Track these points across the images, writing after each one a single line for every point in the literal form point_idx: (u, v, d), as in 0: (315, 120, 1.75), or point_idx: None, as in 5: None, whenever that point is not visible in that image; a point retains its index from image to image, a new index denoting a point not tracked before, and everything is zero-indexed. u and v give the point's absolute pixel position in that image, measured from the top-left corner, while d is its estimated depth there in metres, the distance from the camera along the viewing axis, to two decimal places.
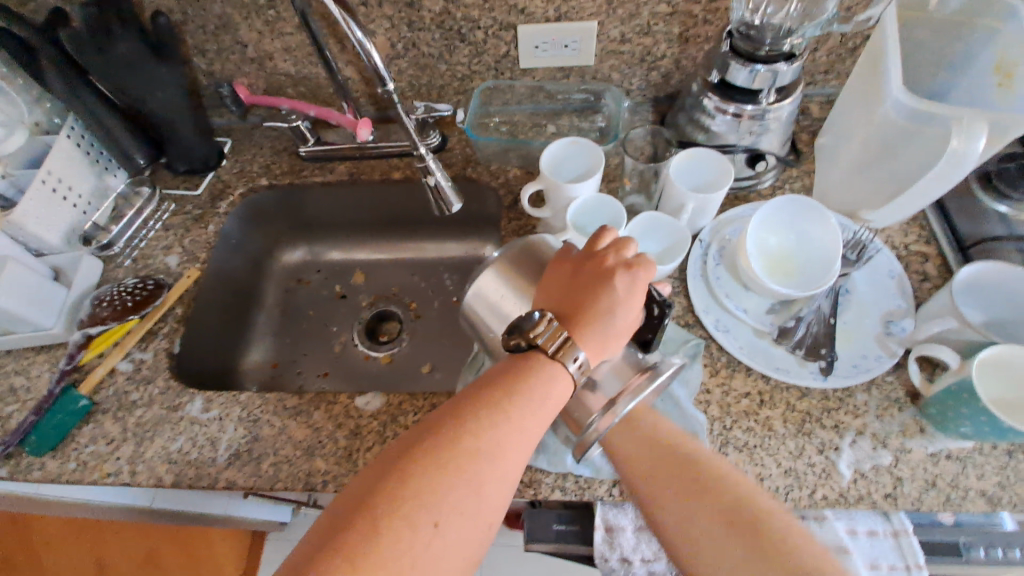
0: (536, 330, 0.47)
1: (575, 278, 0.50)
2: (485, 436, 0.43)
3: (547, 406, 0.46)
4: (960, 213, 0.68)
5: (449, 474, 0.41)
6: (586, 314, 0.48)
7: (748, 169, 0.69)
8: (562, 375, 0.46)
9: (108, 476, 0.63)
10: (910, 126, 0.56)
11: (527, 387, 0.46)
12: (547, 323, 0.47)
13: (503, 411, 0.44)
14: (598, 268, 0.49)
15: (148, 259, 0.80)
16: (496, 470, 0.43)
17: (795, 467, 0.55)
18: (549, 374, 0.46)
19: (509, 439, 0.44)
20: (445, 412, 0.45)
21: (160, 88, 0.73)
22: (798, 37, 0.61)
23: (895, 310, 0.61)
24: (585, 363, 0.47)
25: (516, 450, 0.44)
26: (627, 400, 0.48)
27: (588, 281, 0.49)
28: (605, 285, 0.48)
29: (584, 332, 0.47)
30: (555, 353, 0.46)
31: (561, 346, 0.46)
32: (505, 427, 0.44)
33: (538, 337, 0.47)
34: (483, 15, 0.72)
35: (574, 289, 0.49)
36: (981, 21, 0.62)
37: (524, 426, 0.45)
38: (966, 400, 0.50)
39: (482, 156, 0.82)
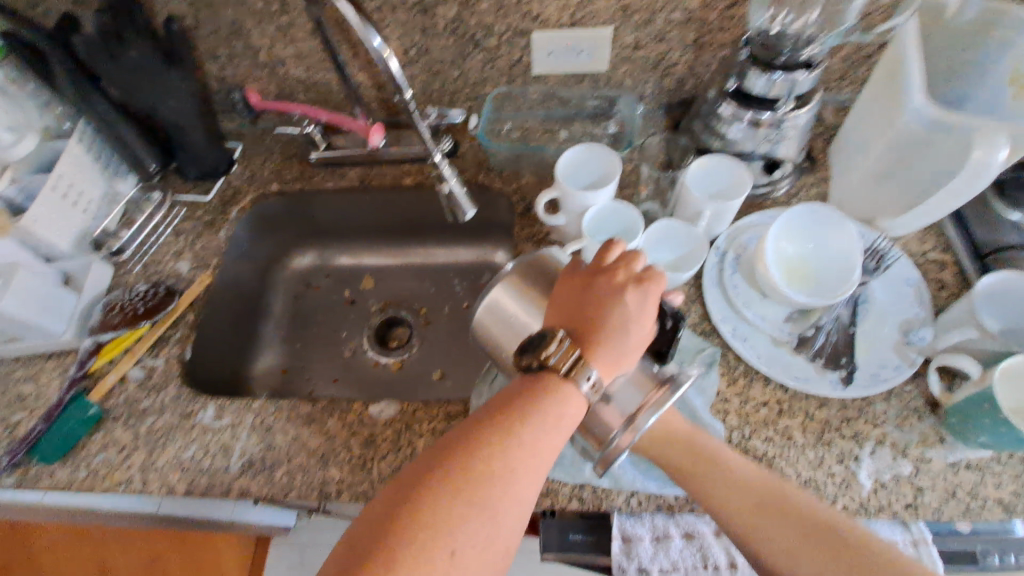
0: (549, 350, 0.46)
1: (585, 294, 0.49)
2: (497, 461, 0.43)
3: (558, 426, 0.45)
4: (977, 221, 0.68)
5: (461, 501, 0.41)
6: (599, 332, 0.47)
7: (764, 176, 0.70)
8: (574, 396, 0.46)
9: (120, 484, 0.62)
10: (931, 136, 0.56)
11: (538, 405, 0.45)
12: (558, 343, 0.46)
13: (513, 432, 0.44)
14: (607, 285, 0.49)
15: (159, 265, 0.79)
16: (511, 494, 0.42)
17: (814, 477, 0.55)
18: (563, 393, 0.45)
19: (521, 461, 0.43)
20: (459, 436, 0.44)
21: (172, 94, 0.73)
22: (818, 47, 0.60)
23: (913, 319, 0.61)
24: (597, 381, 0.46)
25: (529, 472, 0.44)
26: (646, 415, 0.47)
27: (597, 298, 0.49)
28: (615, 302, 0.48)
29: (595, 349, 0.47)
30: (569, 372, 0.46)
31: (573, 365, 0.46)
32: (518, 450, 0.44)
33: (550, 356, 0.46)
34: (497, 22, 0.72)
35: (584, 306, 0.49)
36: (998, 29, 0.62)
37: (537, 447, 0.44)
38: (988, 411, 0.50)
39: (495, 162, 0.82)
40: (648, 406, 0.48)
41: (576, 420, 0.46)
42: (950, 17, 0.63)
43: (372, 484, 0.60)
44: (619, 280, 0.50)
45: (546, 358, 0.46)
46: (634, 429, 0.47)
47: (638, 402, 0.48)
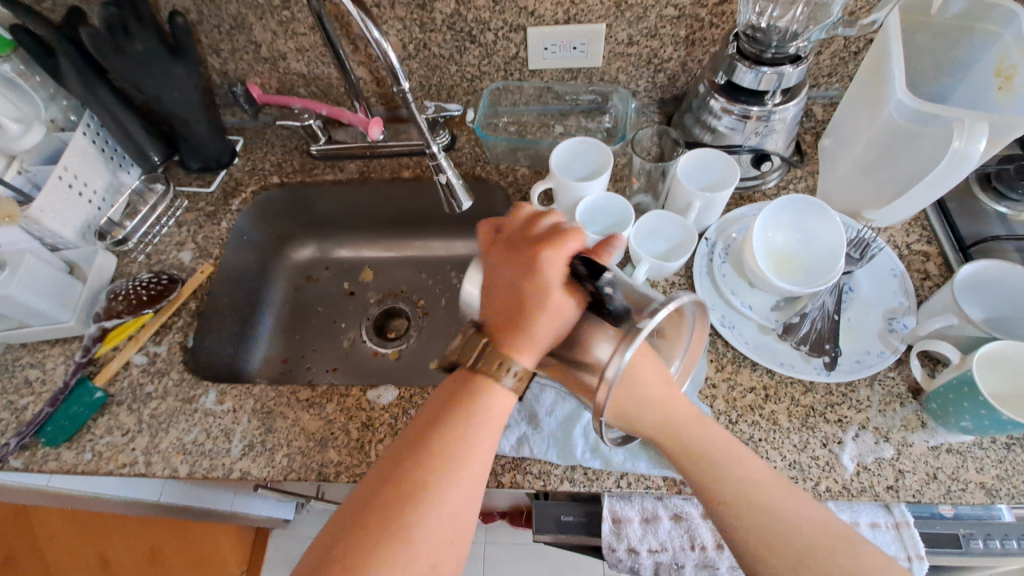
0: (457, 347, 0.50)
1: (504, 267, 0.50)
2: (429, 467, 0.45)
3: (485, 425, 0.47)
4: (961, 213, 0.70)
5: (402, 507, 0.43)
6: (513, 311, 0.47)
7: (753, 169, 0.71)
8: (500, 390, 0.47)
9: (124, 466, 0.64)
10: (913, 128, 0.57)
11: (464, 407, 0.47)
12: (471, 338, 0.49)
13: (440, 438, 0.46)
14: (522, 260, 0.49)
15: (161, 254, 0.81)
16: (460, 485, 0.45)
17: (799, 460, 0.56)
18: (484, 389, 0.47)
19: (456, 464, 0.45)
20: (411, 437, 0.47)
21: (175, 86, 0.75)
22: (804, 40, 0.62)
23: (897, 308, 0.62)
24: (521, 370, 0.47)
25: (467, 474, 0.45)
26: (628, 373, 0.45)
27: (513, 272, 0.49)
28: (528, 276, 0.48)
29: (509, 330, 0.47)
30: (479, 363, 0.48)
31: (484, 354, 0.48)
32: (448, 454, 0.45)
33: (460, 354, 0.49)
34: (494, 17, 0.73)
35: (502, 285, 0.49)
36: (981, 25, 0.64)
37: (469, 448, 0.46)
38: (966, 394, 0.51)
39: (491, 156, 0.83)
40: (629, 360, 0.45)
41: (506, 411, 0.48)
42: (934, 13, 0.65)
43: (369, 466, 0.61)
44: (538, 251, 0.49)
45: (458, 356, 0.49)
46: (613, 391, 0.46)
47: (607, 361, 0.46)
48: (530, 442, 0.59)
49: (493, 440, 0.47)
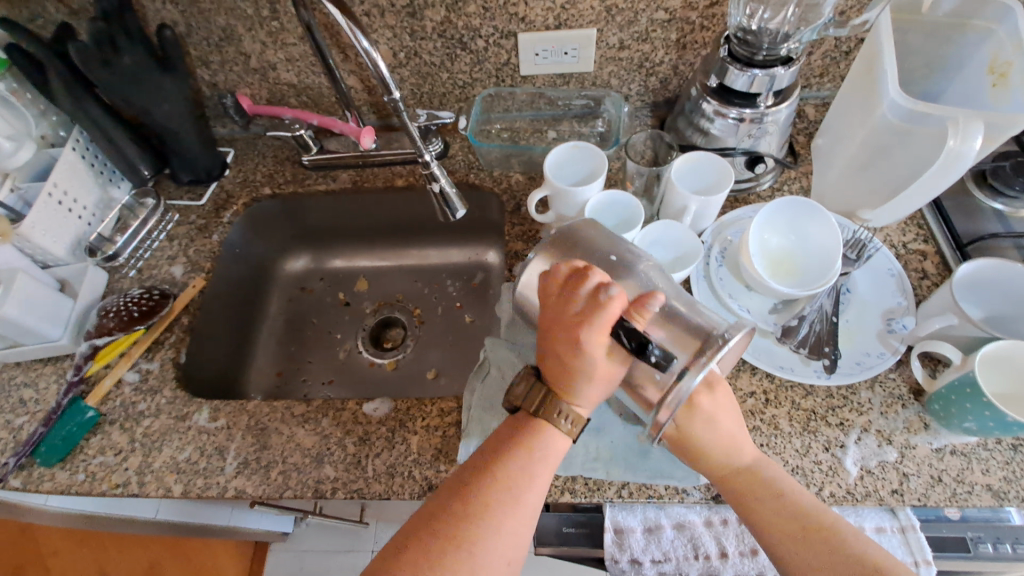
0: (518, 391, 0.50)
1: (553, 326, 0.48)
2: (485, 499, 0.45)
3: (544, 467, 0.48)
4: (958, 211, 0.69)
5: (460, 531, 0.43)
6: (563, 373, 0.47)
7: (747, 171, 0.70)
8: (554, 432, 0.49)
9: (117, 487, 0.63)
10: (907, 127, 0.57)
11: (527, 445, 0.48)
12: (529, 385, 0.50)
13: (499, 473, 0.47)
14: (573, 337, 0.46)
15: (153, 269, 0.80)
16: (524, 512, 0.46)
17: (802, 465, 0.56)
18: (541, 432, 0.49)
19: (513, 498, 0.46)
20: (478, 461, 0.48)
21: (165, 100, 0.74)
22: (795, 42, 0.62)
23: (895, 308, 0.62)
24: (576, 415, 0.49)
25: (522, 509, 0.46)
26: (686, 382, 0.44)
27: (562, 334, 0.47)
28: (568, 341, 0.46)
29: (565, 386, 0.48)
30: (537, 410, 0.49)
31: (542, 403, 0.49)
32: (508, 490, 0.46)
33: (519, 399, 0.50)
34: (484, 24, 0.73)
35: (547, 342, 0.48)
36: (974, 23, 0.64)
37: (525, 484, 0.46)
38: (969, 395, 0.51)
39: (485, 163, 0.83)
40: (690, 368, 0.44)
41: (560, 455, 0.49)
42: (925, 11, 0.64)
43: (366, 481, 0.60)
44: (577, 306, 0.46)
45: (518, 400, 0.50)
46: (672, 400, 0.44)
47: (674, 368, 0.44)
48: None
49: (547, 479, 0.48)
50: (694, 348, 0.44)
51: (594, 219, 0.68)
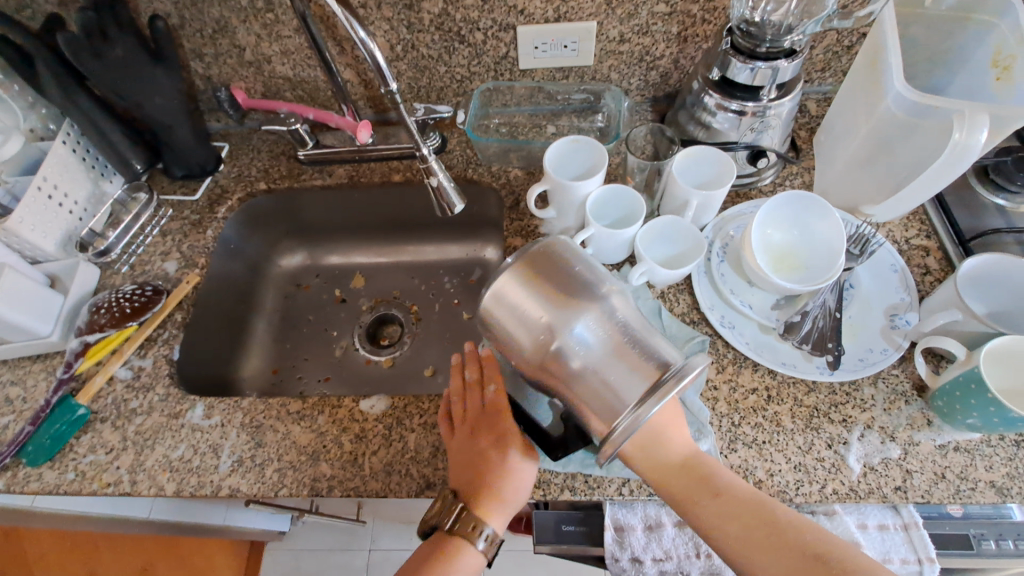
0: (433, 513, 0.53)
1: (472, 446, 0.54)
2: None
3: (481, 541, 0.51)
4: (960, 207, 0.69)
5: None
6: (484, 486, 0.51)
7: (749, 166, 0.69)
8: (472, 549, 0.51)
9: (108, 486, 0.61)
10: (913, 120, 0.56)
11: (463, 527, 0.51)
12: (444, 501, 0.53)
13: (444, 559, 0.51)
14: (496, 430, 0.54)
15: (146, 265, 0.79)
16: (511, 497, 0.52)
17: (804, 462, 0.55)
18: (465, 540, 0.51)
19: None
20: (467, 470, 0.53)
21: (157, 92, 0.73)
22: (799, 34, 0.61)
23: (899, 304, 0.61)
24: (492, 535, 0.52)
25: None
26: (649, 407, 0.44)
27: (478, 457, 0.53)
28: (487, 436, 0.53)
29: (480, 497, 0.51)
30: (454, 527, 0.51)
31: (459, 520, 0.51)
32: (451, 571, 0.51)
33: (436, 518, 0.53)
34: (483, 17, 0.72)
35: (468, 462, 0.53)
36: (976, 17, 0.63)
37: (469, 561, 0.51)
38: (975, 391, 0.50)
39: (483, 158, 0.82)
40: (648, 398, 0.44)
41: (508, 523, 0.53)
42: (927, 4, 0.65)
43: (363, 479, 0.59)
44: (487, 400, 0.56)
45: (434, 518, 0.53)
46: (633, 425, 0.44)
47: (637, 395, 0.44)
48: None
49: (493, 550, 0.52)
50: (655, 377, 0.45)
51: (598, 209, 0.68)
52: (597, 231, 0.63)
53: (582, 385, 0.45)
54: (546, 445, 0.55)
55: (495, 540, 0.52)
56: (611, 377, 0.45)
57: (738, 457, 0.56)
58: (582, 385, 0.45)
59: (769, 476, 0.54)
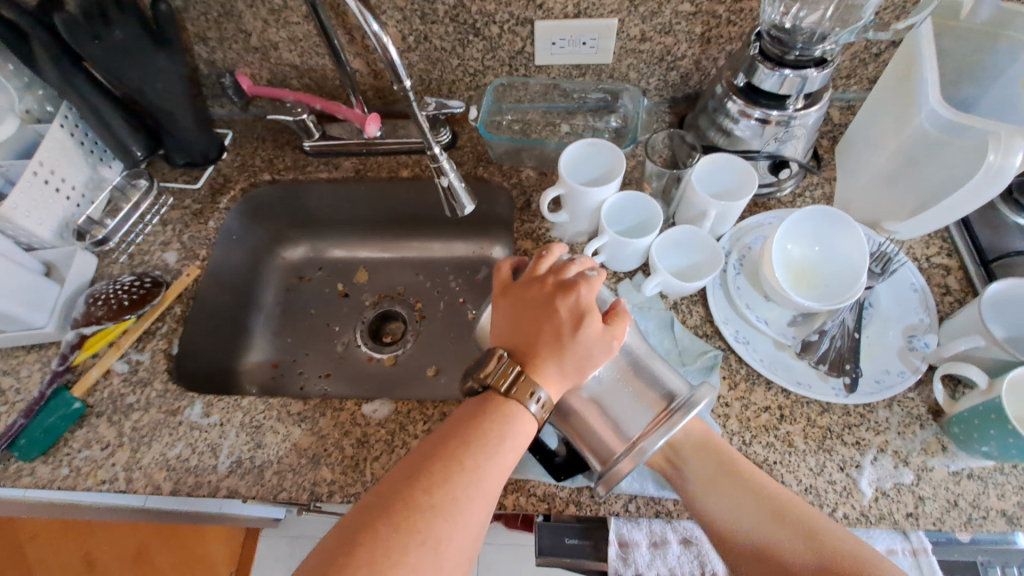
0: (486, 370, 0.48)
1: (533, 312, 0.50)
2: (441, 491, 0.43)
3: (501, 454, 0.46)
4: (982, 226, 0.67)
5: (420, 514, 0.42)
6: (546, 352, 0.48)
7: (770, 175, 0.68)
8: (522, 414, 0.47)
9: (103, 483, 0.60)
10: (945, 138, 0.55)
11: (481, 434, 0.46)
12: (497, 361, 0.48)
13: (456, 463, 0.45)
14: (564, 303, 0.49)
15: (145, 255, 0.77)
16: (501, 461, 0.46)
17: (816, 484, 0.54)
18: (509, 415, 0.47)
19: (470, 488, 0.44)
20: (460, 419, 0.48)
21: (160, 77, 0.70)
22: (831, 43, 0.59)
23: (917, 325, 0.60)
24: (546, 400, 0.47)
25: (476, 499, 0.44)
26: (655, 436, 0.46)
27: (542, 314, 0.49)
28: (555, 305, 0.49)
29: (543, 366, 0.47)
30: (509, 391, 0.47)
31: (514, 383, 0.47)
32: (464, 478, 0.44)
33: (488, 377, 0.48)
34: (499, 10, 0.69)
35: (528, 325, 0.50)
36: (1011, 32, 0.61)
37: (482, 476, 0.45)
38: (994, 421, 0.49)
39: (494, 156, 0.80)
40: (655, 428, 0.47)
41: (526, 440, 0.48)
42: (963, 17, 0.62)
43: (364, 485, 0.58)
44: (553, 282, 0.51)
45: (486, 378, 0.48)
46: (639, 453, 0.46)
47: (643, 424, 0.47)
48: (533, 463, 0.56)
49: (504, 473, 0.46)
50: (660, 407, 0.48)
51: (612, 215, 0.66)
52: (611, 239, 0.61)
53: (586, 415, 0.48)
54: (551, 466, 0.56)
55: (548, 408, 0.47)
56: (616, 407, 0.48)
57: None
58: (586, 415, 0.48)
59: None
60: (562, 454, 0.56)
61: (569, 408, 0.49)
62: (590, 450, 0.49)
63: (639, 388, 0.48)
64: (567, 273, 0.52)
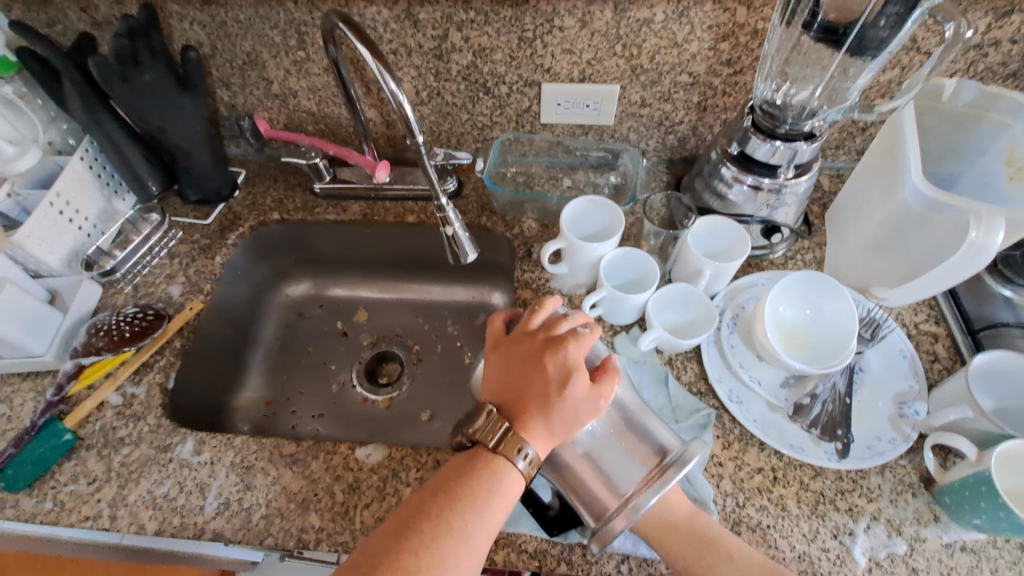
0: (476, 425, 0.49)
1: (522, 367, 0.51)
2: (428, 552, 0.43)
3: (489, 512, 0.46)
4: (969, 296, 0.69)
5: (408, 573, 0.42)
6: (534, 410, 0.48)
7: (762, 239, 0.71)
8: (511, 469, 0.47)
9: (86, 520, 0.59)
10: (928, 215, 0.58)
11: (469, 491, 0.46)
12: (487, 416, 0.49)
13: (443, 521, 0.45)
14: (552, 360, 0.49)
15: (150, 287, 0.78)
16: (490, 520, 0.46)
17: (809, 551, 0.53)
18: (497, 470, 0.47)
19: (458, 546, 0.44)
20: (449, 475, 0.48)
21: (181, 118, 0.73)
22: (820, 120, 0.63)
23: (907, 392, 0.61)
24: (534, 456, 0.47)
25: (464, 557, 0.44)
26: (649, 493, 0.46)
27: (531, 371, 0.50)
28: (542, 362, 0.50)
29: (530, 423, 0.48)
30: (498, 446, 0.48)
31: (503, 438, 0.48)
32: (452, 536, 0.44)
33: (478, 431, 0.49)
34: (509, 72, 0.73)
35: (517, 381, 0.50)
36: (990, 114, 0.64)
37: (470, 534, 0.45)
38: (985, 494, 0.49)
39: (497, 206, 0.82)
40: (648, 484, 0.47)
41: (514, 497, 0.48)
42: (945, 100, 0.66)
43: (352, 534, 0.57)
44: (543, 338, 0.52)
45: (476, 432, 0.49)
46: (632, 511, 0.46)
47: (636, 480, 0.47)
48: (525, 516, 0.56)
49: (493, 531, 0.47)
50: (653, 462, 0.48)
51: (609, 270, 0.68)
52: (608, 294, 0.63)
53: (580, 470, 0.49)
54: (542, 520, 0.55)
55: (536, 464, 0.48)
56: (610, 461, 0.48)
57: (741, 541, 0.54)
58: (580, 470, 0.49)
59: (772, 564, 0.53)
60: (554, 507, 0.56)
61: (563, 462, 0.50)
62: (584, 506, 0.49)
63: (633, 444, 0.49)
64: (559, 329, 0.52)
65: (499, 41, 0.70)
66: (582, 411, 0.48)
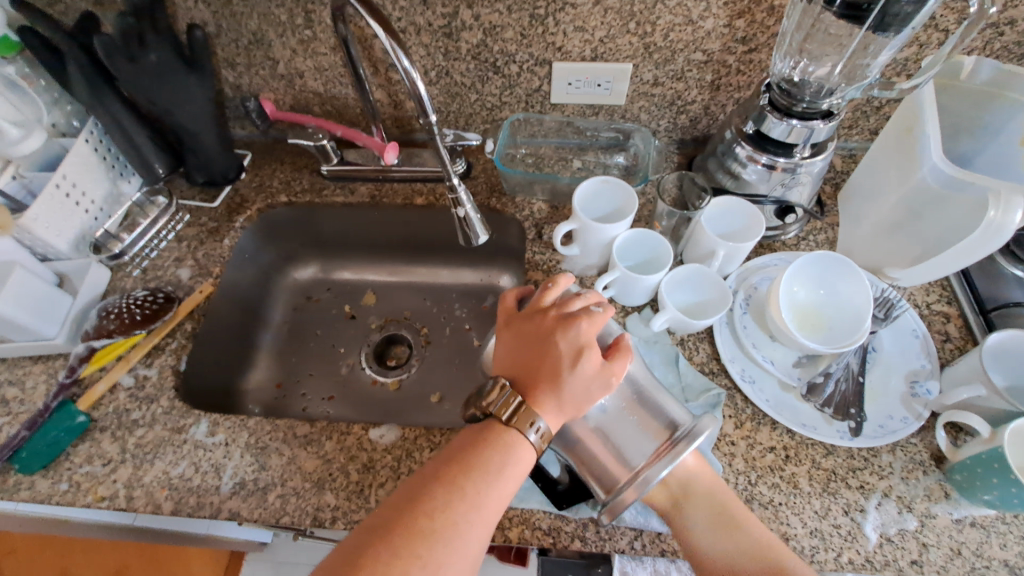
0: (488, 399, 0.49)
1: (534, 344, 0.51)
2: (442, 517, 0.44)
3: (502, 481, 0.46)
4: (980, 277, 0.69)
5: (421, 537, 0.42)
6: (544, 385, 0.48)
7: (776, 219, 0.71)
8: (522, 443, 0.48)
9: (102, 500, 0.60)
10: (943, 192, 0.58)
11: (483, 460, 0.47)
12: (499, 390, 0.49)
13: (457, 487, 0.45)
14: (563, 337, 0.49)
15: (159, 270, 0.78)
16: (502, 489, 0.46)
17: (820, 528, 0.54)
18: (509, 442, 0.48)
19: (471, 513, 0.45)
20: (463, 444, 0.49)
21: (187, 98, 0.72)
22: (838, 98, 0.62)
23: (919, 370, 0.61)
24: (545, 430, 0.48)
25: (475, 525, 0.44)
26: (660, 466, 0.46)
27: (542, 348, 0.50)
28: (553, 340, 0.50)
29: (541, 398, 0.48)
30: (510, 419, 0.48)
31: (515, 412, 0.48)
32: (464, 502, 0.45)
33: (490, 405, 0.49)
34: (520, 50, 0.72)
35: (529, 358, 0.51)
36: (1007, 93, 0.64)
37: (482, 502, 0.45)
38: (997, 470, 0.50)
39: (507, 188, 0.81)
40: (659, 458, 0.47)
41: (526, 469, 0.48)
42: (963, 78, 0.65)
43: (368, 512, 0.58)
44: (555, 316, 0.52)
45: (488, 407, 0.49)
46: (643, 484, 0.46)
47: (647, 454, 0.48)
48: (537, 492, 0.57)
49: (506, 500, 0.47)
50: (664, 436, 0.48)
51: (622, 251, 0.67)
52: (621, 275, 0.63)
53: (592, 444, 0.49)
54: (554, 494, 0.56)
55: (547, 438, 0.48)
56: (622, 436, 0.48)
57: (754, 517, 0.55)
58: (591, 444, 0.49)
59: (783, 540, 0.54)
60: (566, 482, 0.57)
61: (574, 437, 0.50)
62: (596, 479, 0.49)
63: (645, 420, 0.49)
64: (571, 308, 0.52)
65: (510, 19, 0.68)
66: (594, 388, 0.48)
